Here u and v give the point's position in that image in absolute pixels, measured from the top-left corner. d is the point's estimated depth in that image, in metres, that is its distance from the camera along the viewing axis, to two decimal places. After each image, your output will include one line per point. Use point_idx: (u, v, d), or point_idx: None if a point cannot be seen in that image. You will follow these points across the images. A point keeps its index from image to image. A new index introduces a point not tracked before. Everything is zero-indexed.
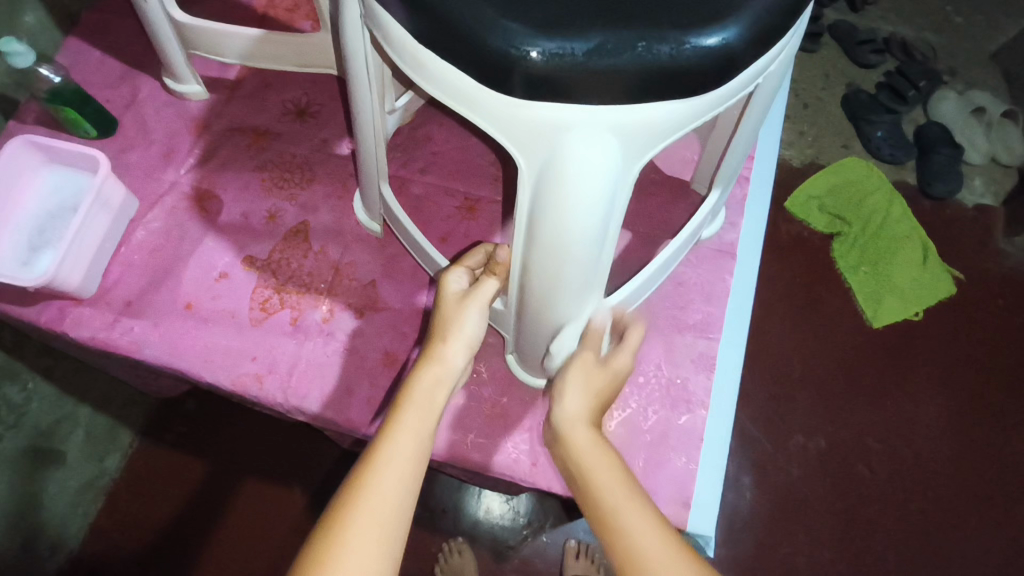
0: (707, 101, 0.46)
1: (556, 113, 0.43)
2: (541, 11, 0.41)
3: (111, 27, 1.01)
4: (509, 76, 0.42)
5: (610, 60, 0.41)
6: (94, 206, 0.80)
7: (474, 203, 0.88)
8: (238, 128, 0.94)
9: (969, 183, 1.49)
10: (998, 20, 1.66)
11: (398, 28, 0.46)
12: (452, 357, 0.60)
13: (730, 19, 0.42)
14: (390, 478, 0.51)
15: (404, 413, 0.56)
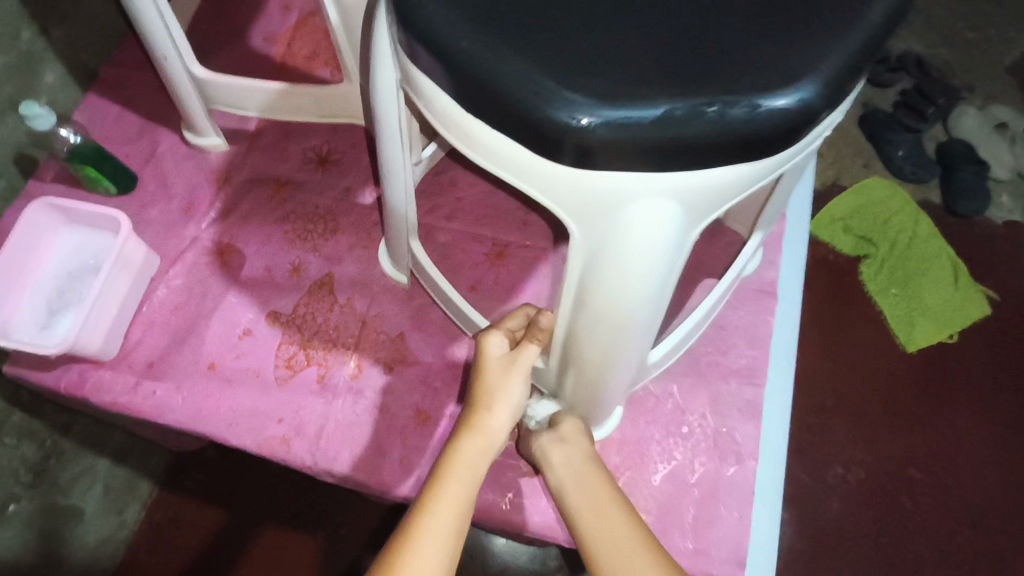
0: (776, 162, 0.43)
1: (615, 183, 0.41)
2: (599, 76, 0.39)
3: (130, 81, 1.01)
4: (564, 145, 0.39)
5: (680, 127, 0.38)
6: (114, 268, 0.78)
7: (502, 248, 0.85)
8: (259, 180, 0.92)
9: (997, 200, 1.45)
10: (1014, 35, 1.64)
11: (443, 95, 0.44)
12: (496, 425, 0.59)
13: (807, 78, 0.39)
14: (429, 556, 0.49)
15: (445, 486, 0.54)
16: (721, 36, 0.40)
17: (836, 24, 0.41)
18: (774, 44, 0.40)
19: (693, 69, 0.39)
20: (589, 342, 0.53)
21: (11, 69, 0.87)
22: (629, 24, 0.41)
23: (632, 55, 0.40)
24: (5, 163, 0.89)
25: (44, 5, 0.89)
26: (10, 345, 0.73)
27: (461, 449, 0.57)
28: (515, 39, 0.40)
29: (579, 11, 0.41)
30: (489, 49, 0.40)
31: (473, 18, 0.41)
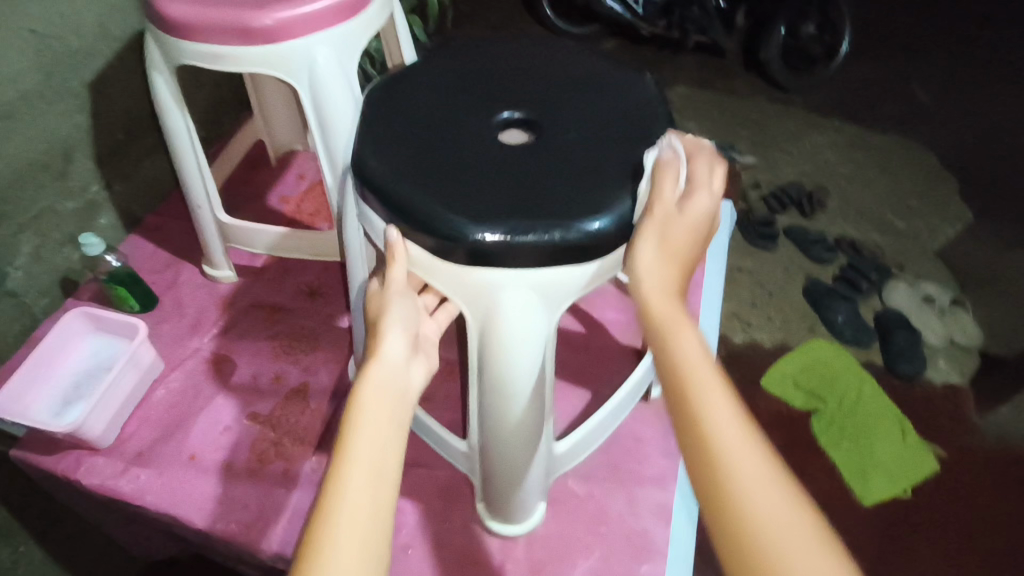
0: (605, 266, 0.59)
1: (489, 277, 0.57)
2: (471, 204, 0.55)
3: (166, 227, 1.25)
4: (449, 250, 0.55)
5: (519, 241, 0.54)
6: (125, 366, 0.94)
7: (454, 368, 1.00)
8: (257, 305, 1.11)
9: (935, 362, 1.60)
10: (935, 223, 1.92)
11: (377, 217, 0.61)
12: (392, 352, 0.58)
13: (608, 211, 0.56)
14: (355, 499, 0.49)
15: (357, 421, 0.53)
16: (556, 179, 0.57)
17: (643, 173, 0.59)
18: (595, 185, 0.57)
19: (535, 202, 0.56)
20: (491, 411, 0.66)
21: (76, 212, 1.13)
22: (497, 169, 0.58)
23: (497, 190, 0.57)
24: (54, 284, 1.12)
25: (111, 168, 1.17)
26: (29, 423, 0.87)
27: (366, 379, 0.55)
28: (419, 178, 0.58)
29: (467, 159, 0.59)
30: (395, 183, 0.58)
31: (392, 163, 0.59)
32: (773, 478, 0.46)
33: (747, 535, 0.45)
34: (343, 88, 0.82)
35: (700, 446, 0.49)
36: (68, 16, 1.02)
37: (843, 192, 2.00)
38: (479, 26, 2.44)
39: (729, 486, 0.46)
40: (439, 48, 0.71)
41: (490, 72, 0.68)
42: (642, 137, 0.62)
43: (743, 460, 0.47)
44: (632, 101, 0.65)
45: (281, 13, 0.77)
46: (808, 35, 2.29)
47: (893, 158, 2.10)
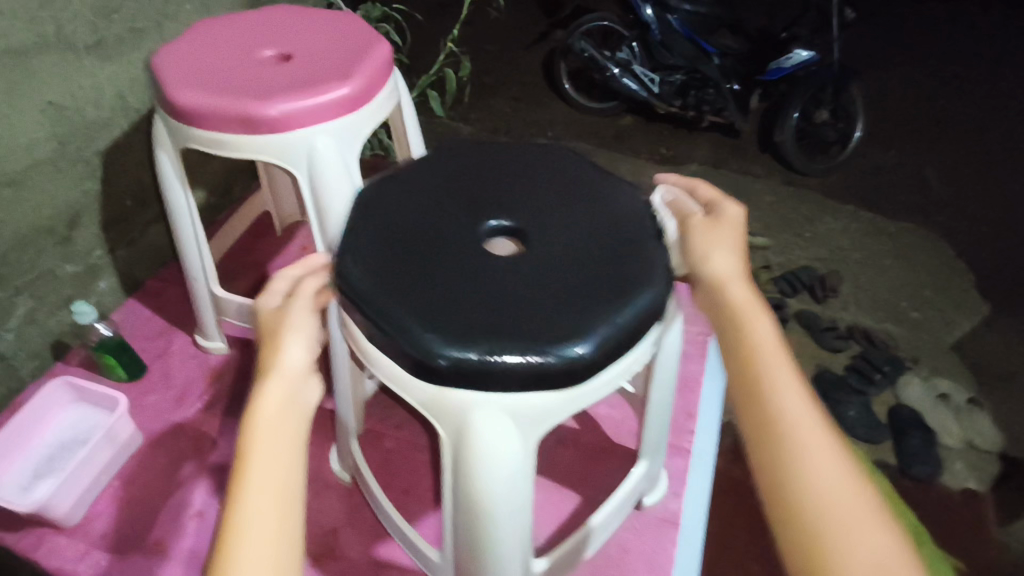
0: (584, 392, 0.56)
1: (463, 398, 0.54)
2: (445, 322, 0.54)
3: (165, 292, 1.25)
4: (420, 367, 0.54)
5: (495, 362, 0.52)
6: (100, 442, 0.92)
7: (438, 459, 0.97)
8: (245, 380, 1.09)
9: (953, 467, 1.51)
10: (952, 316, 1.88)
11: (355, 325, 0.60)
12: (293, 366, 0.59)
13: (590, 335, 0.53)
14: (259, 530, 0.50)
15: (257, 430, 0.55)
16: (538, 297, 0.56)
17: (628, 294, 0.56)
18: (575, 306, 0.55)
19: (511, 322, 0.54)
20: (466, 537, 0.61)
21: (75, 276, 1.13)
22: (478, 283, 0.57)
23: (473, 307, 0.55)
24: (45, 346, 1.12)
25: (116, 233, 1.18)
26: None
27: (264, 395, 0.57)
28: (395, 289, 0.56)
29: (447, 272, 0.58)
30: (373, 293, 0.56)
31: (369, 271, 0.58)
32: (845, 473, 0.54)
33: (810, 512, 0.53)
34: (341, 174, 0.82)
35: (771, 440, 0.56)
36: (88, 88, 1.05)
37: (856, 279, 1.98)
38: (499, 100, 2.52)
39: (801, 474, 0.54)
40: (436, 149, 0.71)
41: (484, 176, 0.68)
42: (628, 255, 0.60)
43: (812, 453, 0.55)
44: (624, 216, 0.64)
45: (284, 104, 0.78)
46: (822, 120, 2.30)
47: (908, 247, 2.08)
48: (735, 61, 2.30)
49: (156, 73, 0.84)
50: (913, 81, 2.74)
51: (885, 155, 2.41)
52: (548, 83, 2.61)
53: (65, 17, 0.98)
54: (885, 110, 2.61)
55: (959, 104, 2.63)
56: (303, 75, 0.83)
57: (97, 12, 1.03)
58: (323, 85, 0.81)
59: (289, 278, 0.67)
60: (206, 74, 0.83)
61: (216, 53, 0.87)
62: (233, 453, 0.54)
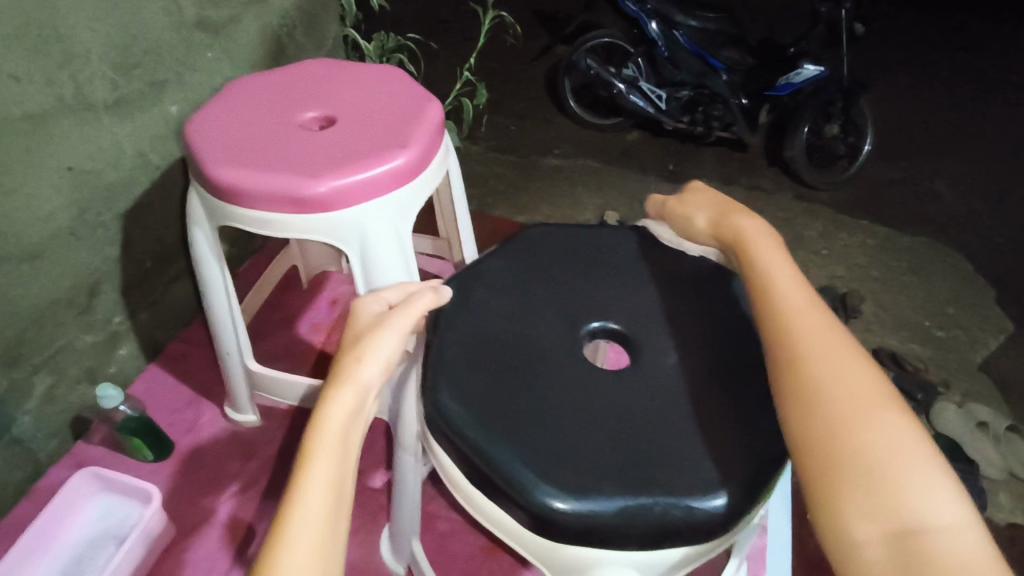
0: (714, 545, 0.55)
1: (588, 555, 0.53)
2: (564, 473, 0.53)
3: (189, 356, 1.17)
4: (542, 523, 0.52)
5: (630, 518, 0.52)
6: (133, 541, 0.84)
7: (499, 543, 0.90)
8: (282, 456, 1.01)
9: (997, 499, 1.40)
10: (977, 334, 1.74)
11: (451, 463, 0.58)
12: (368, 380, 0.53)
13: (724, 486, 0.53)
14: (303, 550, 0.44)
15: (321, 444, 0.49)
16: (660, 442, 0.56)
17: (758, 439, 0.57)
18: (703, 452, 0.56)
19: (634, 473, 0.54)
20: None
21: (96, 346, 1.06)
22: (597, 426, 0.57)
23: (592, 455, 0.55)
24: (64, 424, 1.04)
25: (136, 297, 1.10)
26: None
27: (334, 406, 0.50)
28: (510, 432, 0.56)
29: (558, 412, 0.58)
30: (489, 438, 0.55)
31: (476, 412, 0.57)
32: (916, 446, 0.48)
33: (874, 478, 0.47)
34: (395, 256, 0.76)
35: (823, 411, 0.50)
36: (108, 148, 0.98)
37: (876, 298, 1.82)
38: (501, 117, 2.39)
39: (861, 442, 0.48)
40: (517, 263, 0.71)
41: (565, 294, 0.68)
42: (743, 388, 0.60)
43: (873, 419, 0.49)
44: (727, 341, 0.65)
45: (335, 180, 0.71)
46: (832, 135, 2.16)
47: (924, 262, 1.94)
48: (742, 76, 2.17)
49: (190, 145, 0.77)
50: (927, 92, 2.66)
51: (896, 167, 2.28)
52: (552, 98, 2.49)
53: (84, 77, 0.91)
54: (901, 120, 2.50)
55: (971, 113, 2.55)
56: (351, 144, 0.76)
57: (117, 68, 0.96)
58: (375, 157, 0.74)
59: (400, 292, 0.61)
60: (246, 146, 0.76)
61: (253, 119, 0.80)
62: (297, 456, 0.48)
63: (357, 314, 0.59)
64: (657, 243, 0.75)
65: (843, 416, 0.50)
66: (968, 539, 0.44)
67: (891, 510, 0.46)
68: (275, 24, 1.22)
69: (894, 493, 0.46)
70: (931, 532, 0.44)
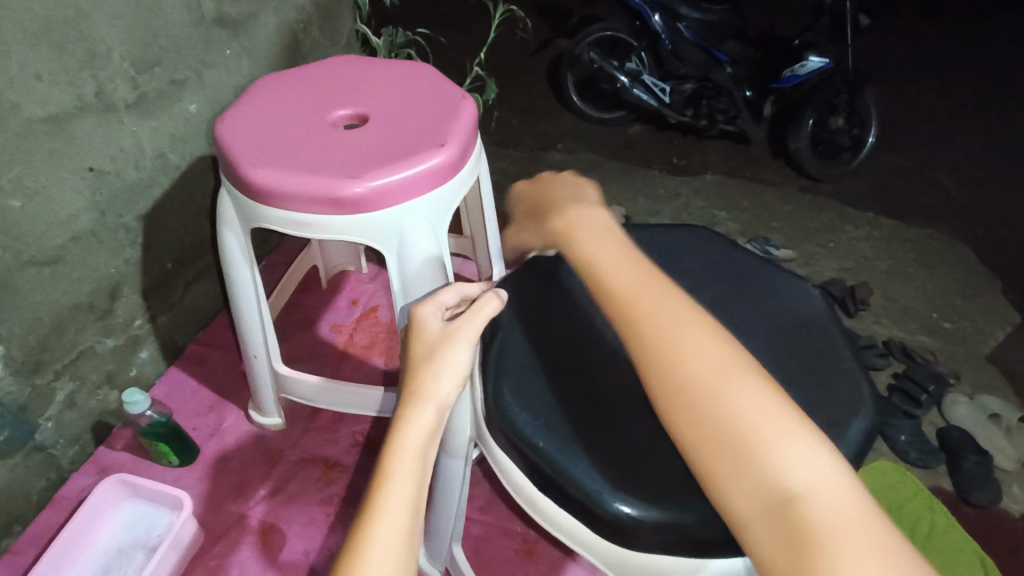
0: None
1: (658, 562, 0.55)
2: (633, 481, 0.56)
3: (209, 358, 1.15)
4: (615, 530, 0.54)
5: (700, 526, 0.53)
6: (166, 550, 0.83)
7: (534, 546, 0.90)
8: (309, 460, 1.00)
9: (1009, 490, 1.36)
10: (984, 326, 1.73)
11: (518, 471, 0.59)
12: (444, 395, 0.58)
13: None
14: (385, 554, 0.51)
15: (399, 459, 0.55)
16: None
17: None
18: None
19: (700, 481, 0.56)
20: None
21: (117, 350, 1.04)
22: (659, 437, 0.59)
23: (658, 464, 0.57)
24: (86, 430, 1.02)
25: (156, 300, 1.09)
26: None
27: (410, 424, 0.56)
28: (581, 441, 0.58)
29: (624, 424, 0.60)
30: (564, 447, 0.57)
31: (548, 422, 0.59)
32: (782, 415, 0.51)
33: (751, 456, 0.49)
34: (431, 258, 0.74)
35: (703, 400, 0.52)
36: (129, 149, 0.96)
37: (884, 291, 1.81)
38: (504, 114, 2.36)
39: (739, 422, 0.50)
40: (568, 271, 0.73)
41: None
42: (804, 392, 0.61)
43: (743, 397, 0.51)
44: (777, 343, 0.65)
45: (373, 181, 0.70)
46: (836, 127, 2.14)
47: (931, 255, 1.93)
48: (746, 69, 2.15)
49: (221, 146, 0.75)
50: (931, 85, 2.64)
51: (901, 160, 2.27)
52: (553, 92, 2.46)
53: (105, 77, 0.89)
54: (906, 113, 2.49)
55: (973, 103, 2.55)
56: (387, 144, 0.74)
57: (137, 66, 0.94)
58: (412, 157, 0.72)
59: (455, 295, 0.65)
60: (280, 147, 0.74)
61: (285, 119, 0.78)
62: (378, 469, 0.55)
63: (419, 316, 0.63)
64: (698, 244, 0.74)
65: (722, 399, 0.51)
66: (830, 489, 0.48)
67: (767, 481, 0.48)
68: (290, 21, 1.20)
69: (767, 466, 0.48)
70: (806, 495, 0.47)
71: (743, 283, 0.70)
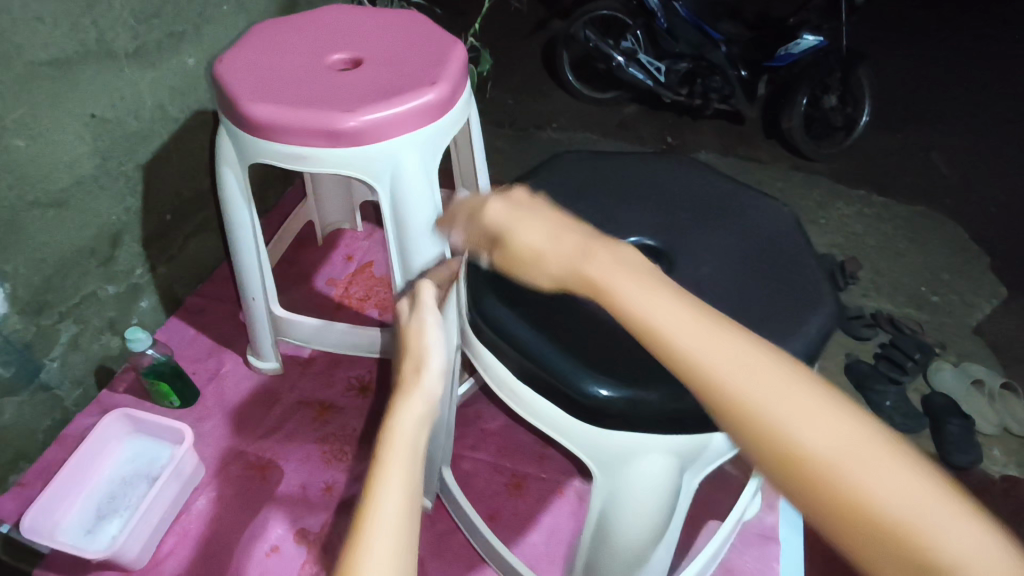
0: None
1: (632, 441, 0.55)
2: (612, 364, 0.55)
3: (207, 309, 1.19)
4: (590, 412, 0.54)
5: (674, 404, 0.53)
6: (167, 479, 0.86)
7: (522, 479, 0.93)
8: (306, 402, 1.03)
9: (990, 453, 1.40)
10: (971, 299, 1.75)
11: (500, 365, 0.60)
12: (432, 380, 0.56)
13: None
14: (384, 546, 0.43)
15: (390, 451, 0.49)
16: None
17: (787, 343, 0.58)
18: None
19: (675, 364, 0.55)
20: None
21: (118, 296, 1.07)
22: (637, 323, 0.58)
23: (636, 348, 0.56)
24: (88, 373, 1.05)
25: (156, 249, 1.12)
26: (58, 547, 0.79)
27: (399, 413, 0.52)
28: (554, 328, 0.58)
29: (604, 312, 0.59)
30: (536, 334, 0.57)
31: (522, 311, 0.59)
32: (915, 477, 0.39)
33: (896, 545, 0.38)
34: (423, 191, 0.78)
35: (817, 484, 0.40)
36: (129, 98, 0.99)
37: (874, 266, 1.82)
38: (499, 89, 2.37)
39: (867, 504, 0.39)
40: (548, 180, 0.75)
41: (599, 215, 0.71)
42: (780, 294, 0.62)
43: (867, 471, 0.40)
44: (757, 252, 0.66)
45: (367, 114, 0.73)
46: (830, 106, 2.16)
47: (922, 230, 1.94)
48: (741, 48, 2.15)
49: (220, 83, 0.78)
50: (927, 65, 2.64)
51: (894, 138, 2.27)
52: (547, 70, 2.46)
53: (106, 24, 0.92)
54: (901, 92, 2.48)
55: (970, 84, 2.55)
56: (381, 83, 0.77)
57: (137, 16, 0.96)
58: (405, 93, 0.75)
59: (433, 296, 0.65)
60: (277, 85, 0.77)
61: (282, 59, 0.81)
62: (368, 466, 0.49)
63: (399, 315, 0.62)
64: (684, 174, 0.76)
65: (841, 480, 0.40)
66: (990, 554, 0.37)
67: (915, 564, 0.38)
68: None
69: (914, 552, 0.38)
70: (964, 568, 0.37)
71: (723, 207, 0.72)
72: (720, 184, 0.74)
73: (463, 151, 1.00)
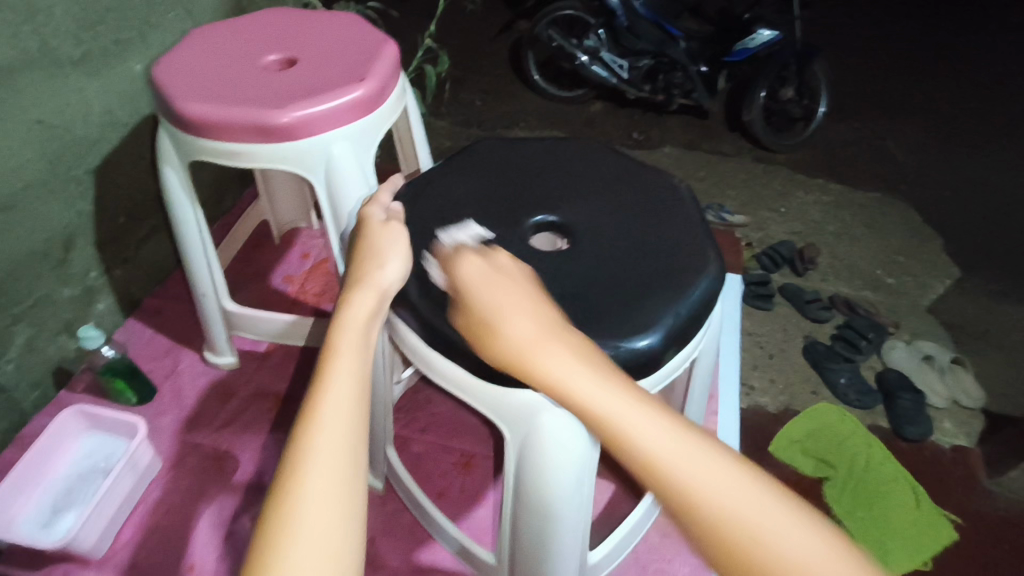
0: (642, 386, 0.64)
1: (535, 398, 0.61)
2: None
3: (164, 309, 1.21)
4: (493, 369, 0.60)
5: None
6: (123, 470, 0.89)
7: (471, 458, 0.97)
8: (261, 394, 1.06)
9: (939, 425, 1.42)
10: (925, 280, 1.80)
11: (413, 334, 0.66)
12: (384, 284, 0.61)
13: (654, 330, 0.62)
14: (339, 413, 0.49)
15: (345, 333, 0.55)
16: (597, 299, 0.64)
17: (682, 304, 0.64)
18: (640, 304, 0.63)
19: (573, 324, 0.61)
20: (529, 536, 0.66)
21: (74, 299, 1.09)
22: (539, 291, 0.64)
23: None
24: (46, 374, 1.07)
25: (111, 252, 1.14)
26: (13, 539, 0.81)
27: (355, 300, 0.58)
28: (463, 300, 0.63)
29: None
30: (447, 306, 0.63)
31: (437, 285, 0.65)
32: (769, 515, 0.47)
33: (749, 559, 0.46)
34: (357, 180, 0.81)
35: (716, 538, 0.47)
36: (77, 104, 1.01)
37: (832, 251, 1.87)
38: (464, 90, 2.39)
39: (722, 516, 0.47)
40: (465, 162, 0.79)
41: (517, 195, 0.75)
42: (675, 261, 0.68)
43: (723, 491, 0.48)
44: (660, 222, 0.72)
45: (298, 110, 0.76)
46: (788, 97, 2.21)
47: (877, 217, 2.00)
48: (699, 44, 2.19)
49: (158, 84, 0.81)
50: (887, 58, 2.70)
51: (852, 129, 2.33)
52: (513, 70, 2.50)
53: (49, 31, 0.94)
54: (859, 84, 2.55)
55: (927, 74, 2.61)
56: (313, 80, 0.81)
57: (81, 24, 0.98)
58: (333, 90, 0.79)
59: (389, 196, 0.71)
60: (212, 85, 0.80)
61: (218, 61, 0.84)
62: (324, 345, 0.54)
63: (364, 223, 0.66)
64: (605, 160, 0.80)
65: (732, 540, 0.46)
66: None
67: None
68: None
69: None
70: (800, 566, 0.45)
71: (637, 187, 0.76)
72: (638, 168, 0.79)
73: (405, 146, 1.02)
